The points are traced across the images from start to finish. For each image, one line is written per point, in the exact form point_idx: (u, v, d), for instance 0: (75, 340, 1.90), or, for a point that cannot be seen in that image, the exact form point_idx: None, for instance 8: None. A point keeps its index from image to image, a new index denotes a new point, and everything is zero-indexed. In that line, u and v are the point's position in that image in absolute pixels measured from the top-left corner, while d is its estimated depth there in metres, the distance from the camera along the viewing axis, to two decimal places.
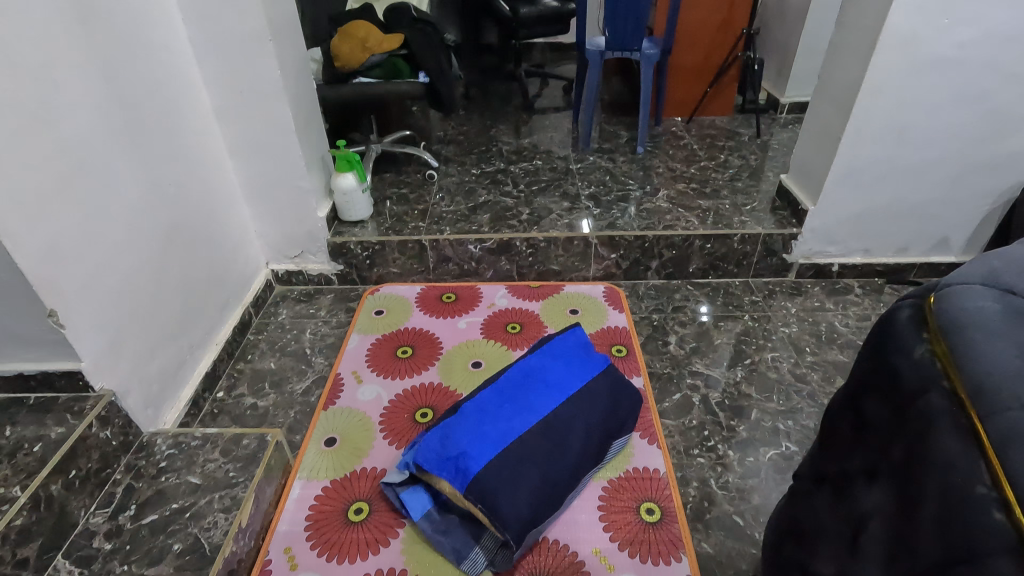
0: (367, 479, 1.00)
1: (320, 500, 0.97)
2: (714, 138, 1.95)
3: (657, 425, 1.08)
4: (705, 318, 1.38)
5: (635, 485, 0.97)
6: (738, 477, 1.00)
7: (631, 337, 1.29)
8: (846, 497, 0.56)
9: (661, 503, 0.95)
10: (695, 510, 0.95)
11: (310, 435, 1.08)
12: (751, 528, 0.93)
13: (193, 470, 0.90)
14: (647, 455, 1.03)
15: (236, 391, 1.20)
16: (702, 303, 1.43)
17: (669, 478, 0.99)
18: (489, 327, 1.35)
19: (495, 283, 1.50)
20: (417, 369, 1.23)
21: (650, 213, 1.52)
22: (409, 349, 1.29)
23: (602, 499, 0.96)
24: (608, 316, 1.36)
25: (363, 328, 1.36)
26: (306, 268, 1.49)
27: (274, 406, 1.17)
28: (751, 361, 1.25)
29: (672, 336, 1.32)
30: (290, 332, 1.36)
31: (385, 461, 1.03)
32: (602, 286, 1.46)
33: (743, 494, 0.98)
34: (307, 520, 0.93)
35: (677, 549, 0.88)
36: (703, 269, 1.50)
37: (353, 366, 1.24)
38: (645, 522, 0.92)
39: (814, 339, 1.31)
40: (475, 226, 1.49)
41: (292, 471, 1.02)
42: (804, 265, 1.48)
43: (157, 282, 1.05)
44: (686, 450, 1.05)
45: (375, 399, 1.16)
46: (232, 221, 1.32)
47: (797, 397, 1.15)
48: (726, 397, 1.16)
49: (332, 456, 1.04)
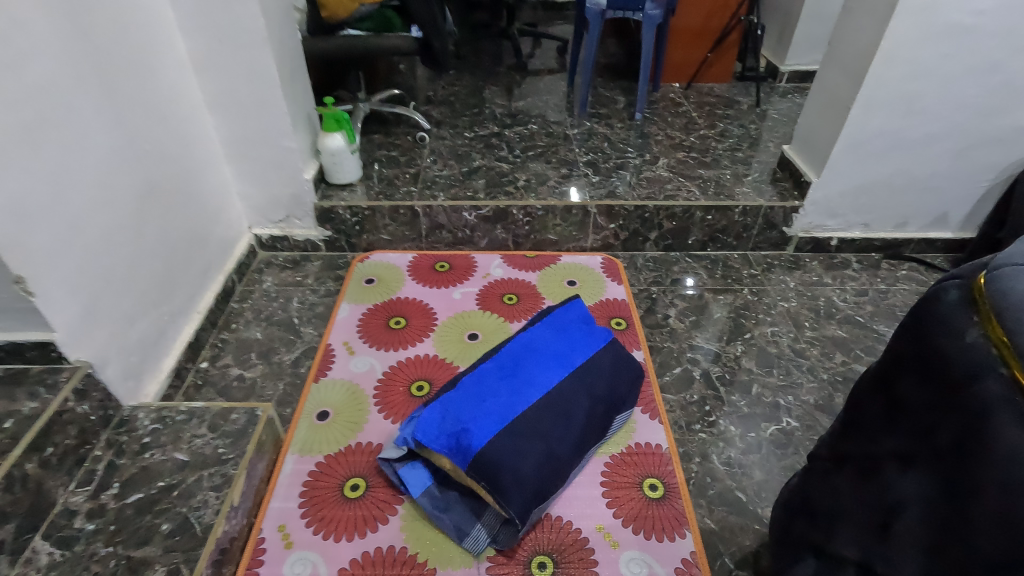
0: (362, 454, 0.97)
1: (314, 476, 0.93)
2: (713, 106, 1.90)
3: (658, 400, 1.06)
4: (691, 291, 1.36)
5: (638, 461, 0.96)
6: (739, 453, 0.99)
7: (631, 310, 1.27)
8: (874, 481, 0.54)
9: (664, 478, 0.94)
10: (698, 485, 0.94)
11: (301, 408, 1.04)
12: (754, 504, 0.92)
13: (179, 446, 0.86)
14: (649, 430, 1.01)
15: (221, 361, 1.14)
16: (690, 277, 1.40)
17: (671, 453, 0.98)
18: (485, 297, 1.31)
19: (490, 252, 1.45)
20: (411, 340, 1.19)
21: (651, 182, 1.47)
22: (402, 320, 1.24)
23: (604, 474, 0.94)
24: (606, 288, 1.33)
25: (353, 296, 1.30)
26: (292, 234, 1.42)
27: (261, 377, 1.11)
28: (750, 335, 1.23)
29: (671, 309, 1.30)
30: (276, 300, 1.30)
31: (381, 436, 1.00)
32: (600, 257, 1.44)
33: (744, 469, 0.97)
34: (301, 497, 0.90)
35: (681, 525, 0.88)
36: (702, 241, 1.47)
37: (344, 337, 1.19)
38: (648, 498, 0.91)
39: (812, 314, 1.29)
40: (470, 192, 1.43)
41: (283, 446, 0.97)
42: (803, 238, 1.46)
43: (134, 247, 0.98)
44: (687, 425, 1.04)
45: (368, 371, 1.12)
46: (213, 181, 1.24)
47: (796, 371, 1.15)
48: (726, 372, 1.14)
49: (325, 431, 1.00)
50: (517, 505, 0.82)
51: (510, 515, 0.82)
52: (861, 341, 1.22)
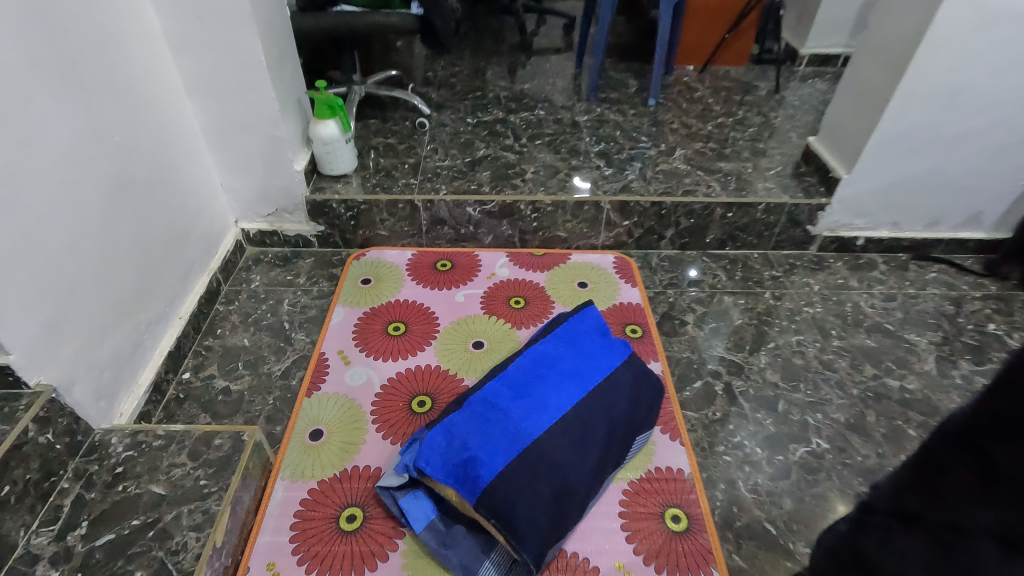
0: (359, 480, 0.89)
1: (307, 505, 0.85)
2: (730, 91, 1.79)
3: (678, 418, 0.99)
4: (693, 291, 1.28)
5: (658, 488, 0.89)
6: (767, 479, 0.92)
7: (647, 316, 1.19)
8: None
9: (687, 508, 0.87)
10: (724, 516, 0.87)
11: (292, 426, 0.96)
12: (784, 538, 0.84)
13: (156, 477, 0.77)
14: (670, 452, 0.94)
15: (205, 372, 1.06)
16: (692, 267, 1.34)
17: (694, 480, 0.90)
18: (490, 300, 1.22)
19: (495, 250, 1.36)
20: (412, 349, 1.11)
21: (667, 176, 1.37)
22: (401, 325, 1.15)
23: (622, 504, 0.87)
24: (619, 292, 1.25)
25: (348, 298, 1.21)
26: (282, 228, 1.32)
27: (249, 391, 1.02)
28: (774, 345, 1.15)
29: (690, 315, 1.22)
30: (264, 302, 1.21)
31: (379, 459, 0.92)
32: (612, 256, 1.35)
33: (773, 498, 0.89)
34: (292, 530, 0.82)
35: (706, 562, 0.81)
36: (720, 240, 1.37)
37: (338, 345, 1.11)
38: (671, 531, 0.84)
39: (839, 321, 1.21)
40: (474, 185, 1.33)
41: (272, 470, 0.89)
42: (828, 238, 1.37)
43: (104, 253, 0.88)
44: (710, 447, 0.96)
45: (365, 383, 1.04)
46: (194, 173, 1.14)
47: (824, 387, 1.07)
48: (750, 387, 1.06)
49: (318, 454, 0.92)
50: (531, 548, 0.74)
51: (522, 558, 0.75)
52: (890, 352, 1.14)
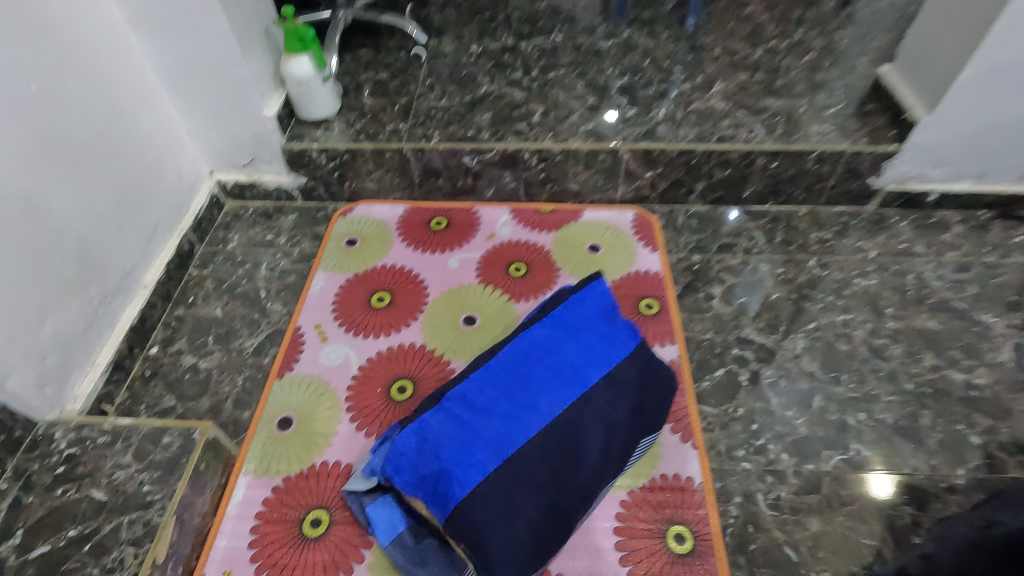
0: (327, 479, 0.81)
1: (269, 506, 0.78)
2: (788, 6, 1.49)
3: (693, 415, 0.86)
4: (723, 259, 1.10)
5: (662, 501, 0.77)
6: (792, 494, 0.79)
7: (665, 288, 1.03)
8: None
9: (694, 527, 0.75)
10: (736, 538, 0.75)
11: (260, 413, 0.88)
12: (806, 567, 0.73)
13: (97, 481, 0.71)
14: (679, 457, 0.81)
15: (173, 347, 0.97)
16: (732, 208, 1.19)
17: (706, 491, 0.78)
18: (487, 267, 1.08)
19: (497, 204, 1.20)
20: (396, 324, 0.99)
21: (702, 117, 1.16)
22: (386, 296, 1.03)
23: (619, 519, 0.76)
24: (636, 258, 1.08)
25: (330, 262, 1.09)
26: (261, 181, 1.19)
27: (217, 370, 0.94)
28: (814, 326, 0.98)
29: (717, 286, 1.05)
30: (241, 266, 1.10)
31: (351, 454, 0.83)
32: (631, 212, 1.17)
33: (797, 517, 0.77)
34: (252, 534, 0.76)
35: None
36: (761, 193, 1.17)
37: (316, 318, 1.00)
38: (673, 555, 0.73)
39: (897, 297, 1.02)
40: (472, 130, 1.15)
41: (235, 464, 0.82)
42: (893, 192, 1.14)
43: (27, 226, 0.77)
44: (728, 451, 0.83)
45: (342, 364, 0.94)
46: (149, 120, 1.00)
47: (871, 379, 0.91)
48: (781, 377, 0.91)
49: (285, 446, 0.84)
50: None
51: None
52: (957, 337, 0.96)
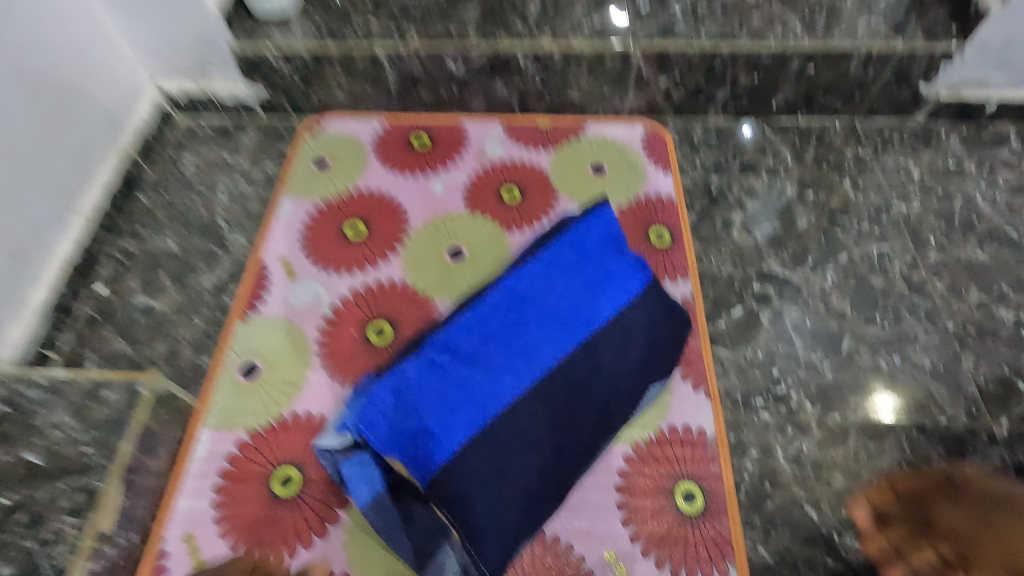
0: (297, 432, 0.73)
1: (235, 462, 0.71)
2: None
3: (707, 359, 0.76)
4: (745, 180, 0.96)
5: (671, 456, 0.70)
6: (814, 446, 0.71)
7: (678, 215, 0.90)
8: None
9: (705, 483, 0.68)
10: (751, 495, 0.68)
11: (220, 359, 0.78)
12: (828, 527, 0.66)
13: (30, 442, 0.62)
14: (690, 406, 0.73)
15: (122, 285, 0.86)
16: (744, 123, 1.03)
17: (719, 444, 0.70)
18: (475, 191, 0.95)
19: (487, 116, 1.03)
20: (372, 258, 0.87)
21: (728, 7, 0.97)
22: (361, 226, 0.91)
23: (622, 476, 0.68)
24: (645, 180, 0.95)
25: (297, 186, 0.96)
26: (213, 91, 1.03)
27: (173, 310, 0.84)
28: (846, 258, 0.87)
29: (737, 213, 0.93)
30: (196, 191, 0.97)
31: (324, 405, 0.75)
32: (641, 125, 1.01)
33: (820, 472, 0.69)
34: (215, 494, 0.69)
35: (723, 556, 0.64)
36: (791, 103, 1.01)
37: (281, 251, 0.88)
38: (682, 515, 0.66)
39: (942, 224, 0.90)
40: (455, 28, 0.97)
41: (195, 416, 0.74)
42: (946, 101, 0.99)
43: None
44: (745, 400, 0.75)
45: (312, 304, 0.83)
46: (68, 18, 0.83)
47: (908, 319, 0.81)
48: (806, 317, 0.81)
49: (251, 395, 0.75)
50: (490, 559, 0.60)
51: (479, 568, 0.60)
52: (1006, 270, 0.85)
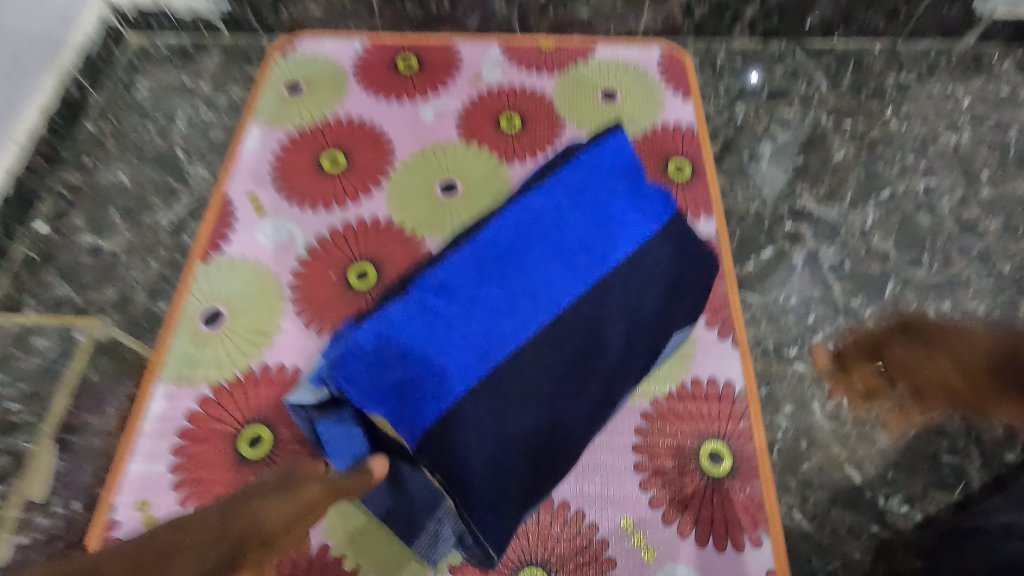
0: (268, 387, 0.63)
1: (196, 420, 0.61)
2: None
3: (734, 305, 0.67)
4: (775, 108, 0.86)
5: (695, 412, 0.61)
6: (856, 401, 0.63)
7: (701, 146, 0.80)
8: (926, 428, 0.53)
9: (734, 443, 0.60)
10: (786, 456, 0.60)
11: (179, 305, 0.68)
12: (872, 490, 0.59)
13: None
14: (716, 357, 0.64)
15: (66, 223, 0.76)
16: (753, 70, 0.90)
17: (749, 399, 0.62)
18: (470, 120, 0.83)
19: (483, 37, 0.91)
20: (353, 192, 0.77)
21: None
22: (341, 157, 0.80)
23: (639, 435, 0.60)
24: (663, 107, 0.84)
25: (266, 113, 0.84)
26: (168, 4, 0.89)
27: (125, 251, 0.73)
28: (889, 195, 0.77)
29: (767, 144, 0.82)
30: (151, 118, 0.85)
31: (298, 357, 0.65)
32: (658, 47, 0.89)
33: (863, 429, 0.61)
34: (173, 456, 0.60)
35: (754, 523, 0.56)
36: (827, 22, 0.89)
37: (249, 185, 0.77)
38: (708, 478, 0.58)
39: (996, 158, 0.80)
40: None
41: (150, 369, 0.64)
42: (1002, 19, 0.87)
43: None
44: (777, 350, 0.66)
45: (285, 244, 0.73)
46: None
47: (959, 261, 0.72)
48: (845, 259, 0.72)
49: (214, 346, 0.66)
50: (490, 529, 0.52)
51: (476, 540, 0.53)
52: None
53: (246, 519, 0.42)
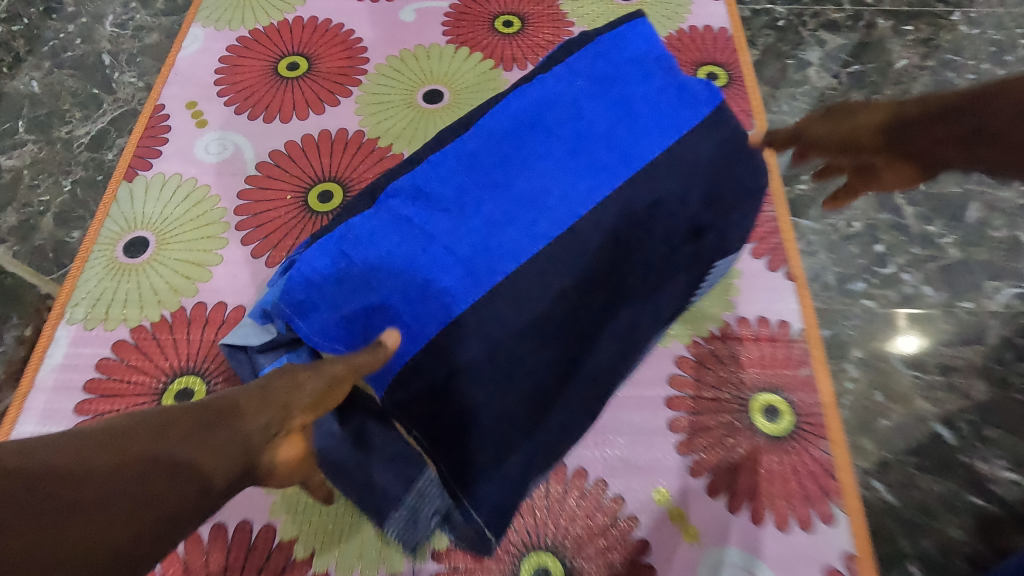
0: (202, 331, 0.50)
1: (109, 371, 0.48)
2: None
3: (786, 231, 0.54)
4: (822, 9, 0.72)
5: (742, 359, 0.49)
6: (941, 344, 0.50)
7: (737, 51, 0.67)
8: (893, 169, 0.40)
9: (794, 396, 0.47)
10: (858, 411, 0.48)
11: (93, 233, 0.54)
12: (969, 453, 0.46)
13: None
14: (766, 293, 0.52)
15: None
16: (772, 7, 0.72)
17: (810, 344, 0.49)
18: (460, 20, 0.69)
19: None
20: (315, 102, 0.63)
21: None
22: (300, 62, 0.65)
23: (674, 387, 0.48)
24: (690, 7, 0.70)
25: (211, 11, 0.69)
26: None
27: (32, 170, 0.59)
28: None
29: (813, 51, 0.69)
30: (71, 17, 0.70)
31: (242, 294, 0.52)
32: None
33: (952, 379, 0.49)
34: (77, 417, 0.47)
35: (823, 496, 0.44)
36: None
37: (188, 94, 0.63)
38: (763, 438, 0.46)
39: None
40: None
41: (52, 311, 0.51)
42: None
43: None
44: (841, 285, 0.53)
45: (229, 161, 0.59)
46: None
47: None
48: None
49: (135, 281, 0.52)
50: (486, 504, 0.39)
51: (469, 517, 0.39)
52: None
53: (274, 411, 0.31)
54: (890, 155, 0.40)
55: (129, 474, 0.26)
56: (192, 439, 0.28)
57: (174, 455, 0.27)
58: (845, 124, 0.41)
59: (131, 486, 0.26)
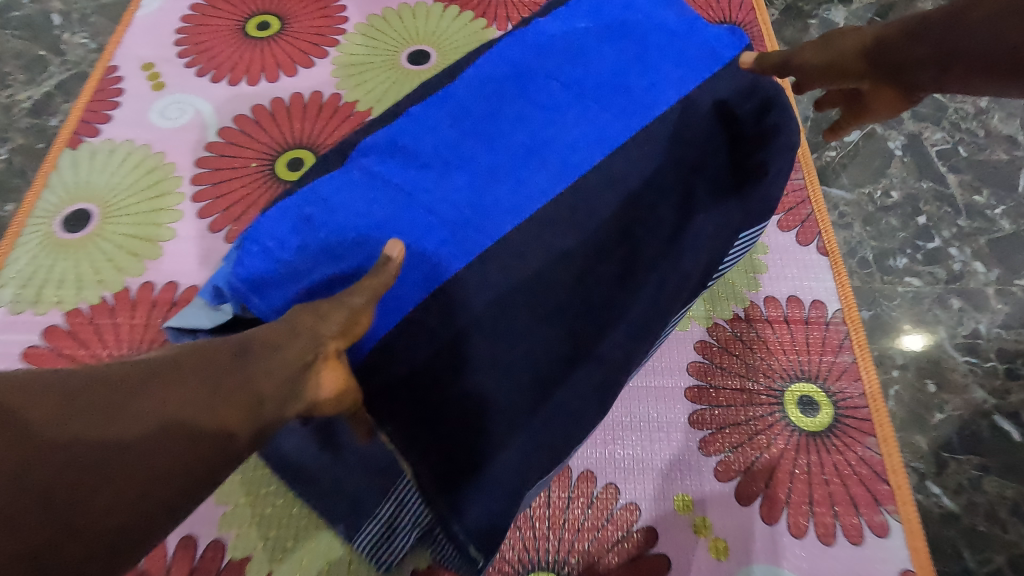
0: (149, 315, 0.44)
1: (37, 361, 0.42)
2: None
3: (816, 201, 0.48)
4: None
5: (771, 344, 0.43)
6: (998, 327, 0.44)
7: (752, 10, 0.61)
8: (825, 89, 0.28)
9: (832, 385, 0.41)
10: (907, 404, 0.41)
11: (28, 205, 0.48)
12: None
13: None
14: (797, 269, 0.45)
15: None
16: None
17: (848, 326, 0.43)
18: None
19: None
20: (286, 64, 0.56)
21: None
22: (270, 20, 0.59)
23: (695, 375, 0.42)
24: None
25: None
26: None
27: None
28: None
29: (837, 11, 0.63)
30: None
31: (198, 274, 0.46)
32: None
33: (1013, 366, 0.43)
34: None
35: (872, 503, 0.38)
36: None
37: (145, 55, 0.56)
38: (799, 435, 0.39)
39: None
40: None
41: None
42: None
43: None
44: (880, 261, 0.47)
45: (189, 127, 0.52)
46: None
47: None
48: (961, 144, 0.52)
49: (74, 258, 0.46)
50: None
51: (451, 535, 0.30)
52: None
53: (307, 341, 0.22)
54: (878, 82, 0.25)
55: (149, 433, 0.18)
56: (209, 384, 0.19)
57: (185, 415, 0.18)
58: (828, 49, 0.26)
59: (160, 454, 0.18)
